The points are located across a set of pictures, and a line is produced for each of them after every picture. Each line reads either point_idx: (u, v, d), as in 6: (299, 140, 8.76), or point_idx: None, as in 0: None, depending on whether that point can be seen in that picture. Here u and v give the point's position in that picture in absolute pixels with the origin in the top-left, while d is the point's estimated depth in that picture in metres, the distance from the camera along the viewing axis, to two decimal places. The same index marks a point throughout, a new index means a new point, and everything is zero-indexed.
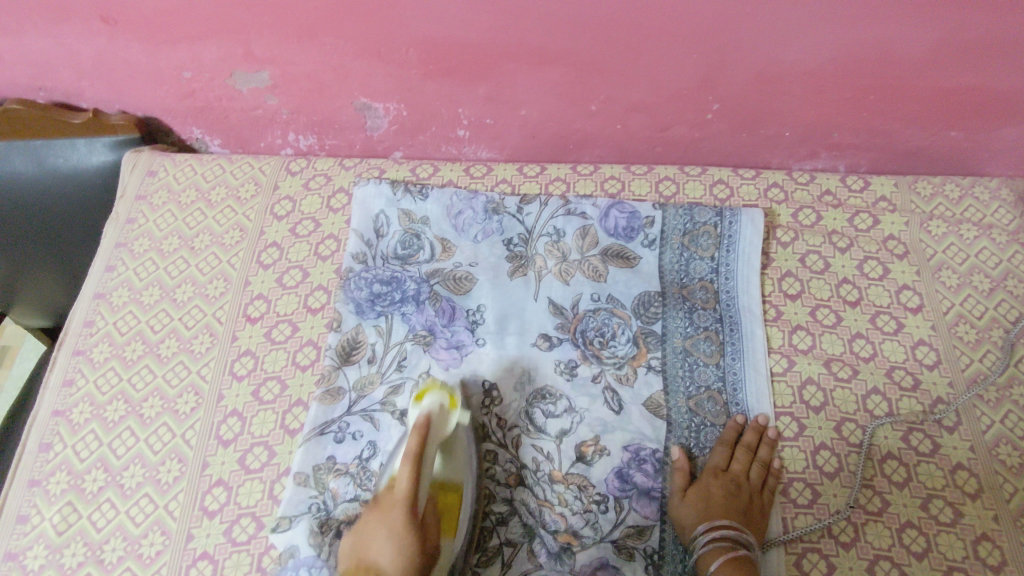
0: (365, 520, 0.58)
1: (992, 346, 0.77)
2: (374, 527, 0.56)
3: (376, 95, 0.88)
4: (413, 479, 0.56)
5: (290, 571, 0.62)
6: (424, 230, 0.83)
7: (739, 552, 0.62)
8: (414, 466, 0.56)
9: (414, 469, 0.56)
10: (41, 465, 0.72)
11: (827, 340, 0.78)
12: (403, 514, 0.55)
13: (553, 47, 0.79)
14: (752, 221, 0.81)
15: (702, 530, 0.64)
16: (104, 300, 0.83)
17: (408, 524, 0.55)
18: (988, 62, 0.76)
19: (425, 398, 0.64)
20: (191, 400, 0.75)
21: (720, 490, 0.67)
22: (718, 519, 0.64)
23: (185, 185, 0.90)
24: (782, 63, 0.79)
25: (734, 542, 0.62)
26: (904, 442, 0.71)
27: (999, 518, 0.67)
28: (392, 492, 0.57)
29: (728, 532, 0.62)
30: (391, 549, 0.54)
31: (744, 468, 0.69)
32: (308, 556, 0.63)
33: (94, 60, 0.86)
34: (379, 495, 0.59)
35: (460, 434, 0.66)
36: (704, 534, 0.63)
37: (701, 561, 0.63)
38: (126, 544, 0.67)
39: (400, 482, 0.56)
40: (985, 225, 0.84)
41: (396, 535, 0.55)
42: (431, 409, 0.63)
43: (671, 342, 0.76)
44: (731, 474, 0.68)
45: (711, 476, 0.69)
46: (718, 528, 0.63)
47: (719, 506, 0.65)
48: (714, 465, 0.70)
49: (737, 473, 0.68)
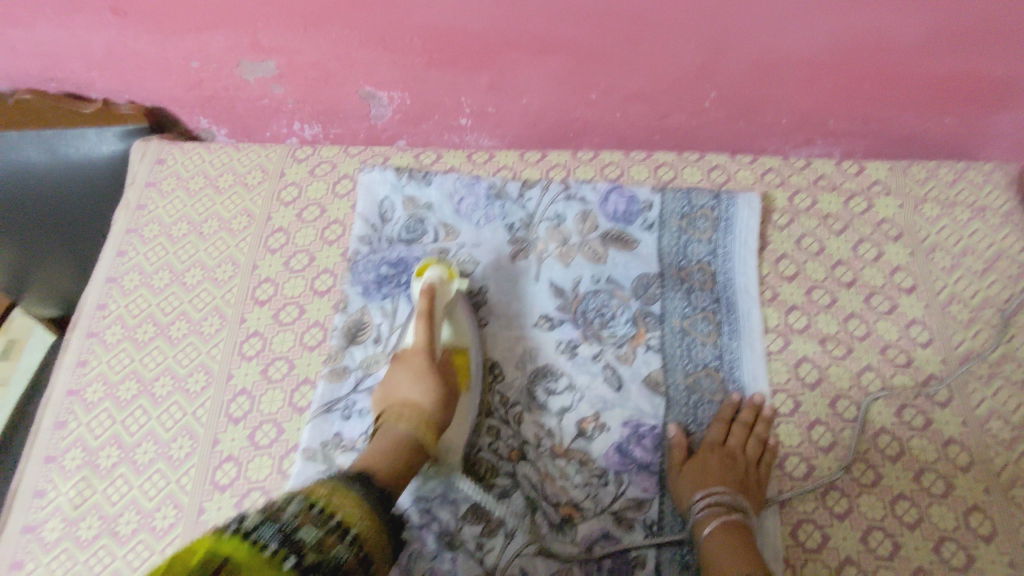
0: (391, 373, 0.68)
1: (985, 324, 0.78)
2: (399, 377, 0.67)
3: (380, 84, 0.90)
4: (427, 334, 0.68)
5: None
6: (428, 215, 0.85)
7: (734, 515, 0.63)
8: (426, 325, 0.68)
9: (426, 326, 0.68)
10: (57, 442, 0.74)
11: (822, 319, 0.79)
12: (425, 359, 0.67)
13: (553, 35, 0.81)
14: (749, 204, 0.82)
15: (699, 497, 0.65)
16: (116, 285, 0.85)
17: (429, 368, 0.66)
18: (980, 48, 0.78)
19: (427, 272, 0.72)
20: (201, 379, 0.77)
21: (718, 461, 0.69)
22: (714, 486, 0.66)
23: (194, 172, 0.92)
24: (777, 51, 0.81)
25: (730, 506, 0.64)
26: (898, 417, 0.73)
27: (990, 489, 0.68)
28: (411, 347, 0.69)
29: (723, 497, 0.64)
30: (417, 387, 0.65)
31: (742, 442, 0.71)
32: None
33: (104, 51, 0.88)
34: (399, 354, 0.69)
35: (459, 306, 0.75)
36: (701, 500, 0.65)
37: (697, 526, 0.64)
38: (140, 517, 0.69)
39: (417, 338, 0.68)
40: (978, 208, 0.85)
41: (420, 377, 0.66)
42: (433, 280, 0.71)
43: (669, 322, 0.78)
44: (728, 447, 0.70)
45: (710, 449, 0.70)
46: (713, 493, 0.65)
47: (716, 475, 0.67)
48: (712, 439, 0.71)
49: (735, 447, 0.70)
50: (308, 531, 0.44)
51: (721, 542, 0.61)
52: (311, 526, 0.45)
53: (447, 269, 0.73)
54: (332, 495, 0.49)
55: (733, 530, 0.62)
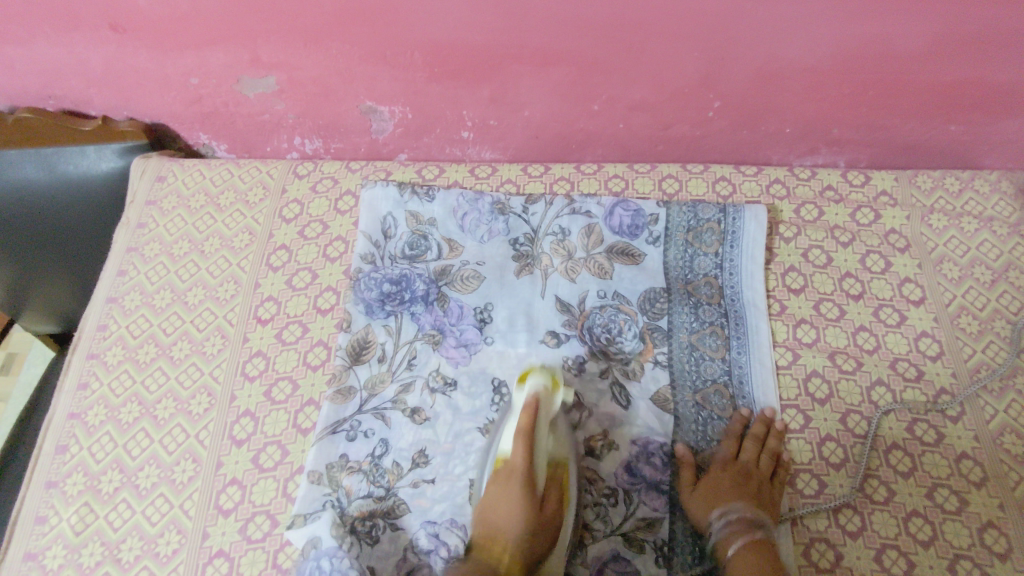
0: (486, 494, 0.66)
1: (996, 336, 0.77)
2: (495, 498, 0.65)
3: (381, 99, 0.89)
4: (526, 455, 0.64)
5: (312, 562, 0.63)
6: (431, 231, 0.84)
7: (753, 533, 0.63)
8: (526, 444, 0.64)
9: (526, 447, 0.64)
10: (58, 466, 0.73)
11: (832, 333, 0.79)
12: (517, 485, 0.64)
13: (555, 47, 0.80)
14: (755, 217, 0.82)
15: (715, 522, 0.65)
16: (117, 304, 0.84)
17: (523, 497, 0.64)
18: (984, 56, 0.77)
19: (529, 379, 0.68)
20: (204, 401, 0.76)
21: (727, 480, 0.68)
22: (725, 508, 0.65)
23: (195, 189, 0.91)
24: (783, 60, 0.80)
25: (749, 524, 0.64)
26: (910, 432, 0.72)
27: (1004, 505, 0.68)
28: (508, 462, 0.66)
29: (739, 517, 0.64)
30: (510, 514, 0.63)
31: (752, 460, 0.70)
32: (329, 548, 0.63)
33: (103, 68, 0.87)
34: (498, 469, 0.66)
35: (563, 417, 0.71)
36: (720, 522, 0.65)
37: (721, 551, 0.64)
38: (143, 543, 0.68)
39: (515, 457, 0.65)
40: (985, 218, 0.85)
41: (507, 510, 0.63)
42: (537, 391, 0.67)
43: (677, 337, 0.77)
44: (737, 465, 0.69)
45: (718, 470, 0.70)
46: (733, 515, 0.64)
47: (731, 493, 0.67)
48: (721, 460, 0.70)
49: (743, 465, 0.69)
50: None
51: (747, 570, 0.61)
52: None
53: (551, 376, 0.69)
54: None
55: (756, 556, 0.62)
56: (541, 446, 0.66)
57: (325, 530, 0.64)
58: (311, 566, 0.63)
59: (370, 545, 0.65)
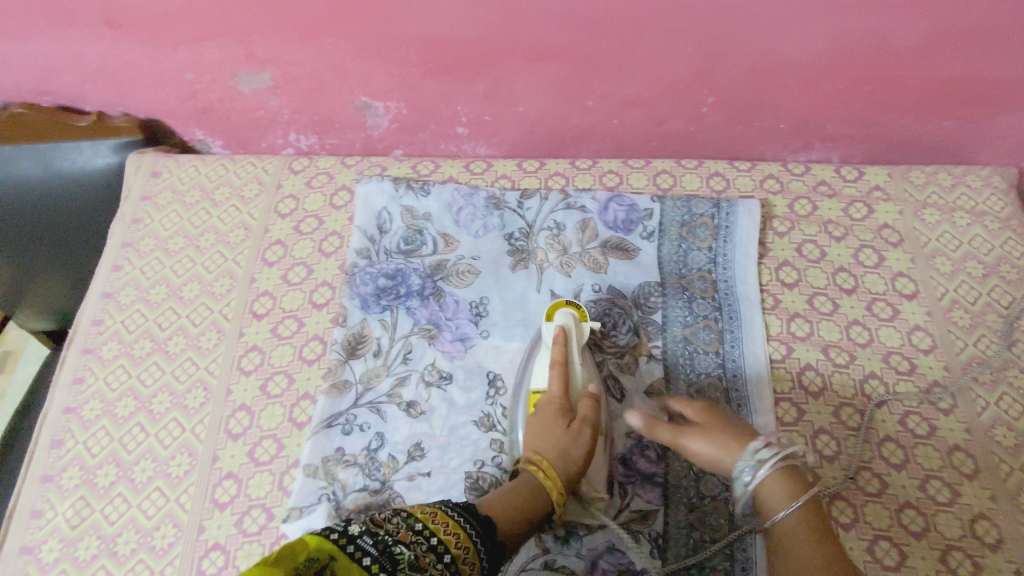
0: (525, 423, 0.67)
1: (987, 330, 0.78)
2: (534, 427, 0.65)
3: (376, 95, 0.90)
4: (562, 383, 0.67)
5: None
6: (426, 226, 0.84)
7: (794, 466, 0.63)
8: (561, 372, 0.67)
9: (561, 375, 0.67)
10: (54, 461, 0.73)
11: (825, 327, 0.79)
12: (557, 411, 0.65)
13: (550, 42, 0.80)
14: (748, 212, 0.83)
15: (754, 461, 0.62)
16: (112, 300, 0.84)
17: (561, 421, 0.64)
18: (976, 51, 0.78)
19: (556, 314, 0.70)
20: (200, 395, 0.76)
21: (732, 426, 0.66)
22: (762, 444, 0.63)
23: (190, 185, 0.92)
24: (776, 55, 0.80)
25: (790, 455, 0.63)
26: (902, 425, 0.72)
27: (996, 497, 0.68)
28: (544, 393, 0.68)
29: (785, 452, 0.62)
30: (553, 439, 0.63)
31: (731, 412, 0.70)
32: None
33: (97, 63, 0.87)
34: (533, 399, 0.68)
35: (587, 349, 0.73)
36: (763, 458, 0.62)
37: (765, 489, 0.62)
38: (139, 537, 0.68)
39: (552, 386, 0.67)
40: (977, 213, 0.85)
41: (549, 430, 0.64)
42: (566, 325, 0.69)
43: (671, 331, 0.78)
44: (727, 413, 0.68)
45: (717, 416, 0.68)
46: (775, 450, 0.62)
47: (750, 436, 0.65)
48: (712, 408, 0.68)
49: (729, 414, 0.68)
50: (404, 548, 0.48)
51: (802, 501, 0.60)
52: (408, 545, 0.49)
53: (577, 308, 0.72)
54: (435, 516, 0.52)
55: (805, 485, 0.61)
56: (575, 377, 0.69)
57: (320, 523, 0.65)
58: None
59: None
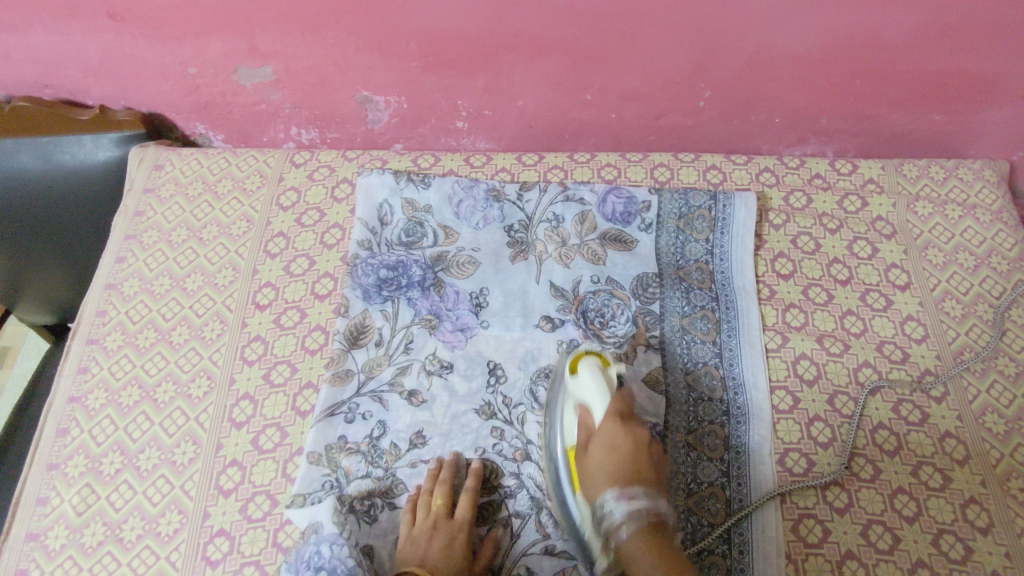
0: (420, 527, 0.65)
1: (978, 320, 0.80)
2: (428, 537, 0.64)
3: (377, 88, 0.91)
4: (471, 509, 0.67)
5: (313, 548, 0.62)
6: (427, 219, 0.85)
7: (652, 523, 0.58)
8: (473, 501, 0.67)
9: (472, 502, 0.67)
10: (60, 449, 0.74)
11: (820, 317, 0.80)
12: (463, 535, 0.65)
13: (549, 37, 0.82)
14: (745, 204, 0.84)
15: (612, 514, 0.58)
16: (115, 291, 0.85)
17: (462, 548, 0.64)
18: (966, 45, 0.79)
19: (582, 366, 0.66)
20: (204, 384, 0.77)
21: (613, 465, 0.61)
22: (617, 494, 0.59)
23: (192, 178, 0.92)
24: (771, 49, 0.81)
25: (646, 514, 0.58)
26: (895, 413, 0.74)
27: (986, 482, 0.69)
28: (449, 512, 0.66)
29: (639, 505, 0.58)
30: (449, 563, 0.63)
31: (632, 434, 0.62)
32: (329, 534, 0.63)
33: (100, 57, 0.88)
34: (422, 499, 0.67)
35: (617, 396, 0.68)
36: (613, 515, 0.58)
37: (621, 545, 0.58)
38: (144, 523, 0.69)
39: (461, 510, 0.66)
40: (969, 205, 0.87)
41: (451, 556, 0.63)
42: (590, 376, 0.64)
43: (669, 321, 0.79)
44: (618, 442, 0.61)
45: (602, 450, 0.62)
46: (629, 508, 0.58)
47: (626, 478, 0.60)
48: (604, 437, 0.62)
49: (621, 443, 0.62)
50: None
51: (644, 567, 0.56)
52: None
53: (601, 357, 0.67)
54: None
55: (653, 547, 0.57)
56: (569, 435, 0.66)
57: (325, 517, 0.65)
58: (311, 551, 0.62)
59: (369, 523, 0.67)
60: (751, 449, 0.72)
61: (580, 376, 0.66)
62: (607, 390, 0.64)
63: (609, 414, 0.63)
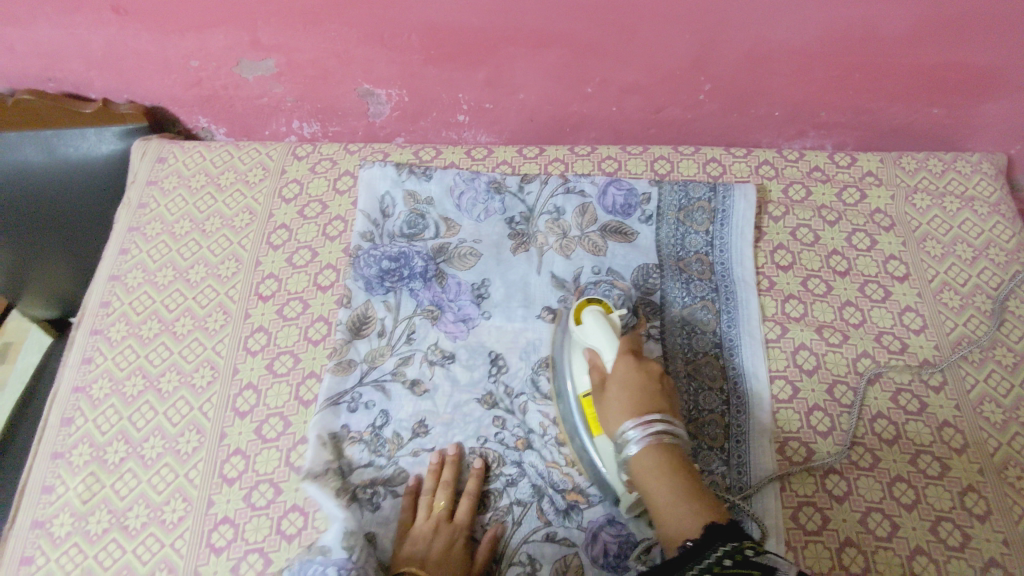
0: (420, 525, 0.65)
1: (976, 310, 0.80)
2: (428, 535, 0.65)
3: (379, 82, 0.91)
4: (471, 512, 0.67)
5: (318, 567, 0.58)
6: (429, 210, 0.86)
7: (669, 444, 0.59)
8: (472, 505, 0.67)
9: (472, 506, 0.67)
10: (64, 438, 0.74)
11: (819, 308, 0.81)
12: (461, 537, 0.65)
13: (550, 30, 0.82)
14: (745, 196, 0.85)
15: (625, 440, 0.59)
16: (119, 282, 0.85)
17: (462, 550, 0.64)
18: (964, 39, 0.80)
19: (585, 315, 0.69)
20: (207, 374, 0.77)
21: (626, 397, 0.62)
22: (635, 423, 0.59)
23: (195, 171, 0.93)
24: (771, 42, 0.82)
25: (660, 436, 0.58)
26: (894, 402, 0.74)
27: (984, 470, 0.70)
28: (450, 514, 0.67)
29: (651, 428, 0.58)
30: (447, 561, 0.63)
31: (644, 370, 0.64)
32: (339, 559, 0.59)
33: (103, 50, 0.88)
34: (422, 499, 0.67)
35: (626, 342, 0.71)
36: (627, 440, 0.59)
37: (637, 468, 0.58)
38: (149, 511, 0.69)
39: (461, 513, 0.67)
40: (968, 198, 0.88)
41: (450, 556, 0.63)
42: (592, 321, 0.68)
43: (669, 311, 0.79)
44: (631, 376, 0.63)
45: (616, 386, 0.63)
46: (641, 431, 0.58)
47: (639, 406, 0.61)
48: (617, 373, 0.63)
49: (633, 377, 0.63)
50: None
51: (664, 489, 0.56)
52: None
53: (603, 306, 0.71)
54: None
55: (672, 469, 0.57)
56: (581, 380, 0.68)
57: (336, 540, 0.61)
58: (315, 571, 0.58)
59: (371, 510, 0.68)
60: (751, 438, 0.72)
61: (584, 324, 0.69)
62: (614, 333, 0.67)
63: (618, 352, 0.65)
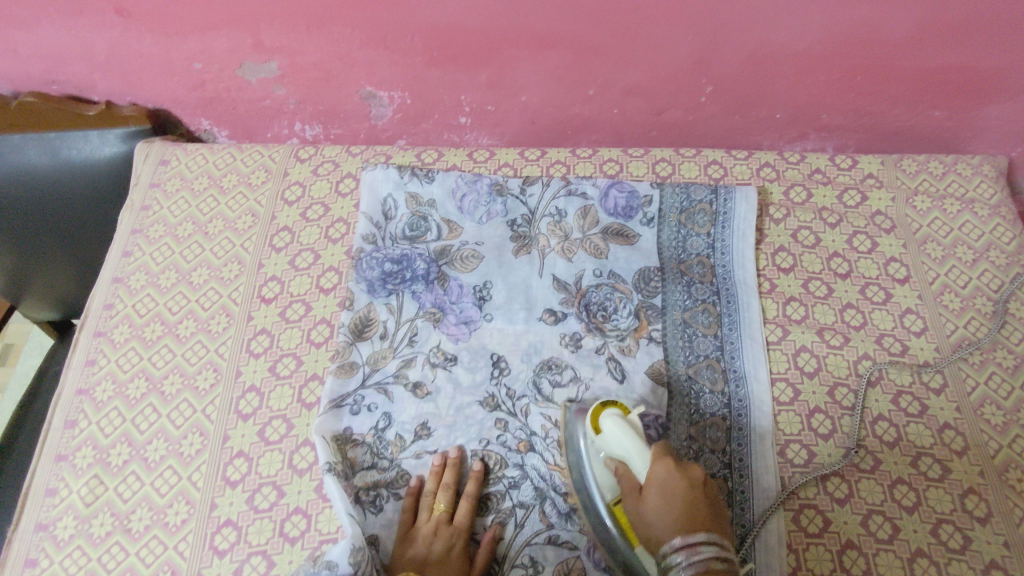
0: (420, 528, 0.66)
1: (977, 313, 0.80)
2: (427, 537, 0.65)
3: (381, 84, 0.91)
4: (470, 514, 0.67)
5: None
6: (431, 213, 0.86)
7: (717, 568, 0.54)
8: (472, 506, 0.68)
9: (471, 508, 0.68)
10: (68, 440, 0.75)
11: (820, 310, 0.81)
12: (461, 538, 0.66)
13: (552, 32, 0.82)
14: (746, 198, 0.85)
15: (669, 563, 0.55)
16: (122, 285, 0.86)
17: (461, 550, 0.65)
18: (967, 41, 0.80)
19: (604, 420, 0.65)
20: (210, 376, 0.78)
21: (668, 507, 0.57)
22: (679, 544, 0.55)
23: (198, 173, 0.93)
24: (774, 44, 0.82)
25: (709, 563, 0.54)
26: (894, 405, 0.75)
27: (984, 473, 0.70)
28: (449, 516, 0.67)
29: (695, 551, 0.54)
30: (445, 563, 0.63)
31: (686, 478, 0.59)
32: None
33: (107, 53, 0.89)
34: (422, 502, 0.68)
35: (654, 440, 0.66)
36: (673, 563, 0.54)
37: None
38: (152, 514, 0.70)
39: (460, 514, 0.67)
40: (968, 200, 0.88)
41: (448, 558, 0.64)
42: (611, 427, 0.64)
43: (670, 314, 0.79)
44: (669, 488, 0.58)
45: (656, 494, 0.58)
46: (688, 555, 0.54)
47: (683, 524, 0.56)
48: (657, 480, 0.59)
49: (675, 483, 0.59)
50: None
51: None
52: None
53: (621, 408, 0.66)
54: None
55: None
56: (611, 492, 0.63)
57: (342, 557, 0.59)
58: None
59: (375, 513, 0.68)
60: (752, 441, 0.72)
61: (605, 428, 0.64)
62: (638, 436, 0.63)
63: (648, 459, 0.61)
